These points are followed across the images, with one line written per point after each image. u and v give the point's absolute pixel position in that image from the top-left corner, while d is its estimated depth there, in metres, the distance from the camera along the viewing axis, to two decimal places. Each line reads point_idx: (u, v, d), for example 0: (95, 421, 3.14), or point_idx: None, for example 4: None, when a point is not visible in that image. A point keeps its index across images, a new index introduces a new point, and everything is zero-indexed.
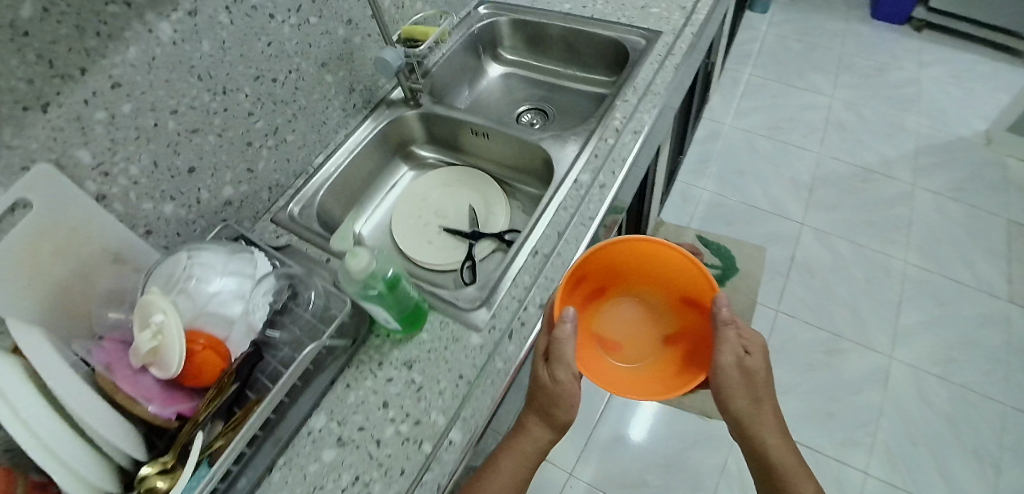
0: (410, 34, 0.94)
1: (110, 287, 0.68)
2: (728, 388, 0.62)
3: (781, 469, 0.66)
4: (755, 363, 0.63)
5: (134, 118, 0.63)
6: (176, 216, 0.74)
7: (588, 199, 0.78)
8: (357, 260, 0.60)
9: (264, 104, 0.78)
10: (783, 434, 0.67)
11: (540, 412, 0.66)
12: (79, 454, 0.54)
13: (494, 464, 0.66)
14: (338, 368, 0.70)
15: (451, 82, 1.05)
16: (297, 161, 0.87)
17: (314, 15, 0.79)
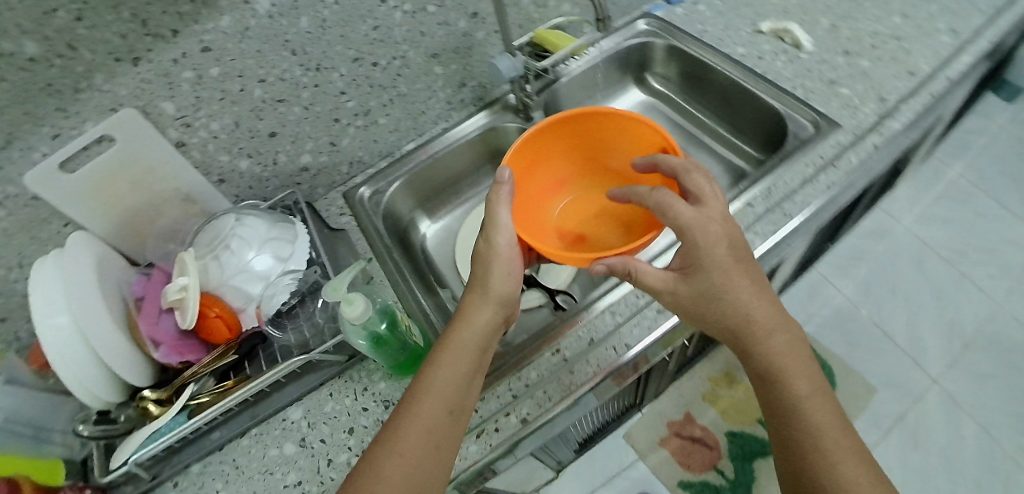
0: (540, 39, 0.84)
1: (177, 219, 0.73)
2: (692, 300, 0.58)
3: (789, 389, 0.57)
4: (724, 252, 0.57)
5: (222, 81, 0.65)
6: (252, 172, 0.76)
7: (637, 323, 0.68)
8: (351, 306, 0.59)
9: (359, 86, 0.76)
10: (787, 344, 0.58)
11: (476, 303, 0.61)
12: (94, 377, 0.63)
13: (429, 364, 0.57)
14: (331, 375, 0.71)
15: (578, 100, 0.93)
16: (385, 143, 0.85)
17: (432, 5, 0.74)
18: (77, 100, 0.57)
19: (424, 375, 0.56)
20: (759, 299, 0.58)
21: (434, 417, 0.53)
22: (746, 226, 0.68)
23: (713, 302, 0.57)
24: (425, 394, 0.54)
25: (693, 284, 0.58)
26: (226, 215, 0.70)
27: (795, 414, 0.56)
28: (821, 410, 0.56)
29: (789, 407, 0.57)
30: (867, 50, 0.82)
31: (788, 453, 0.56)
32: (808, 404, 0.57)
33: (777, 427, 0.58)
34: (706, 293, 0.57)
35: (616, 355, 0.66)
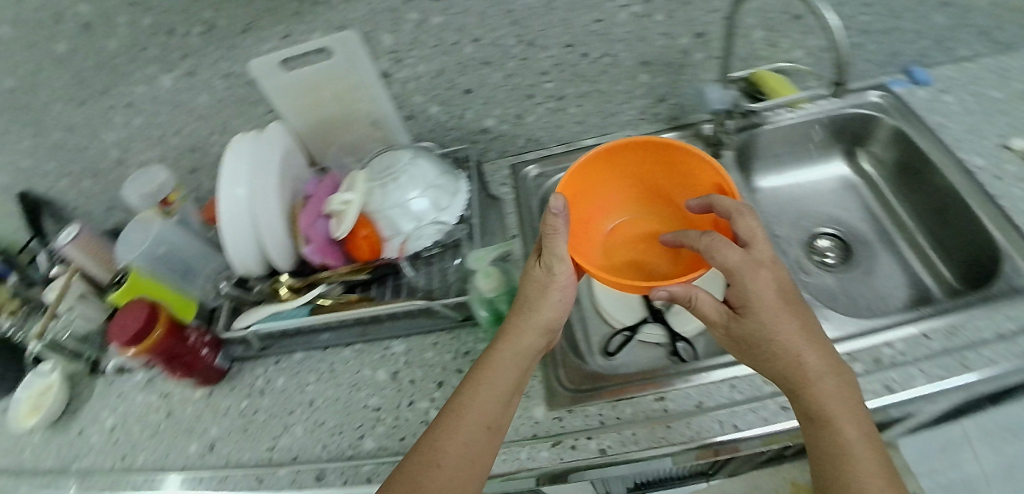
0: (758, 79, 0.80)
1: (360, 139, 0.82)
2: (742, 339, 0.57)
3: (836, 436, 0.53)
4: (775, 298, 0.56)
5: (440, 31, 0.70)
6: (437, 119, 0.80)
7: (753, 409, 0.63)
8: (485, 279, 0.67)
9: (563, 71, 0.76)
10: (838, 390, 0.55)
11: (521, 326, 0.62)
12: (247, 248, 0.71)
13: (468, 383, 0.60)
14: (439, 327, 0.74)
15: (769, 151, 0.89)
16: (567, 131, 0.84)
17: (661, 14, 0.72)
18: (312, 9, 0.67)
19: (463, 394, 0.59)
20: (809, 343, 0.56)
21: (472, 437, 0.56)
22: (913, 359, 0.63)
23: (764, 343, 0.56)
24: (465, 411, 0.58)
25: (746, 323, 0.56)
26: (404, 151, 0.75)
27: (842, 469, 0.53)
28: (870, 464, 0.52)
29: (836, 458, 0.53)
30: None
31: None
32: (855, 458, 0.52)
33: (822, 477, 0.54)
34: (756, 332, 0.56)
35: (717, 430, 0.62)
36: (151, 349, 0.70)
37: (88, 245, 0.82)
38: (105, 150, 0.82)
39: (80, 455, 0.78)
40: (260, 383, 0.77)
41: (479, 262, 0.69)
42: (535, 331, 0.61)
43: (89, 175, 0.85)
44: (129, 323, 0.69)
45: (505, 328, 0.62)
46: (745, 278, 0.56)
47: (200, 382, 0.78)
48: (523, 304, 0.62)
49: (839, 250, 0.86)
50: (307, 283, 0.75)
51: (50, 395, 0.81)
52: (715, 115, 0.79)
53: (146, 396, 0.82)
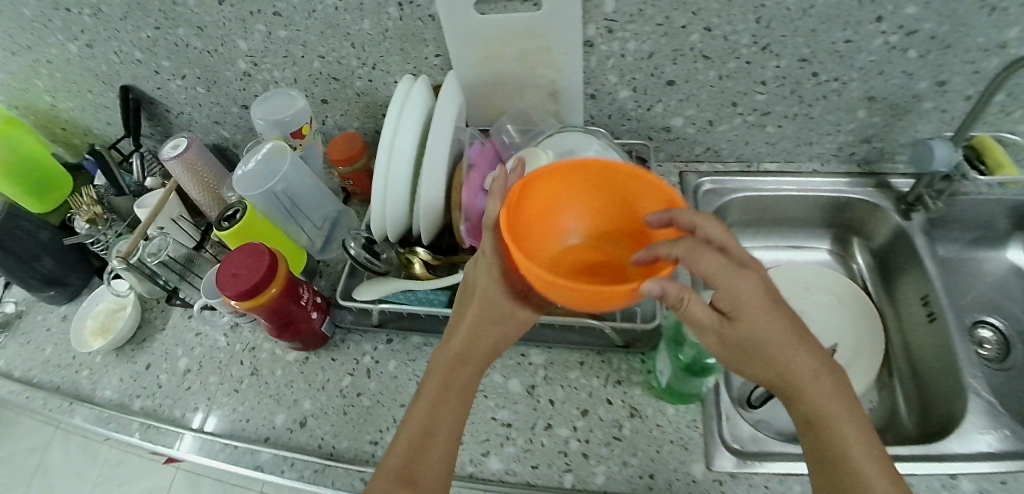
0: (984, 147, 0.65)
1: (527, 109, 0.71)
2: (735, 348, 0.47)
3: (840, 445, 0.46)
4: (757, 296, 0.46)
5: (673, 9, 0.57)
6: (623, 104, 0.70)
7: None
8: None
9: (782, 87, 0.65)
10: (830, 392, 0.48)
11: (479, 338, 0.54)
12: (394, 210, 0.62)
13: (425, 405, 0.54)
14: (589, 345, 0.65)
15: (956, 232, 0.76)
16: (754, 149, 0.75)
17: (916, 50, 0.60)
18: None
19: (421, 416, 0.53)
20: (799, 342, 0.47)
21: (441, 459, 0.52)
22: None
23: (758, 348, 0.46)
24: (429, 433, 0.52)
25: (733, 329, 0.46)
26: (589, 138, 0.65)
27: (853, 486, 0.45)
28: (882, 480, 0.44)
29: (841, 473, 0.45)
30: None
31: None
32: (863, 470, 0.45)
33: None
34: (745, 338, 0.46)
35: None
36: (263, 306, 0.61)
37: (194, 161, 0.72)
38: (236, 59, 0.72)
39: (152, 393, 0.71)
40: (368, 361, 0.68)
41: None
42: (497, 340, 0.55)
43: (206, 82, 0.75)
44: (242, 272, 0.60)
45: (460, 339, 0.55)
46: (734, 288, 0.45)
47: (299, 346, 0.69)
48: (486, 316, 0.54)
49: (998, 341, 0.74)
50: (447, 263, 0.66)
51: (123, 316, 0.76)
52: (923, 176, 0.68)
53: (230, 344, 0.73)
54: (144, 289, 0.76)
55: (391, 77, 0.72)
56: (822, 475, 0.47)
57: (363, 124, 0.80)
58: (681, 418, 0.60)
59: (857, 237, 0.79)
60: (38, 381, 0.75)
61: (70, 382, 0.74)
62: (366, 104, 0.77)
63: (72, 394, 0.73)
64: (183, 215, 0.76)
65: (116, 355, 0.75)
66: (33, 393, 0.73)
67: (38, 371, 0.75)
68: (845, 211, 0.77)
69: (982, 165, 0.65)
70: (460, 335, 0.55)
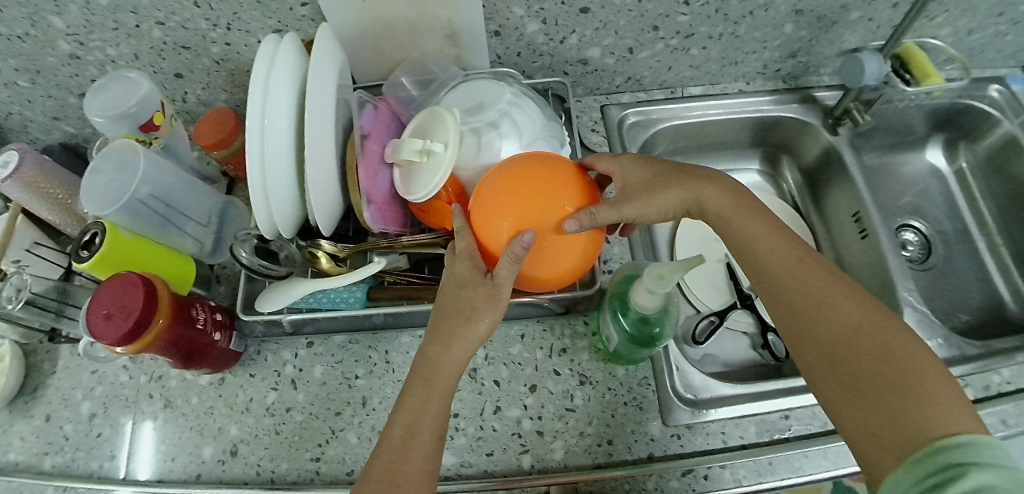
0: (909, 55, 0.60)
1: (423, 58, 0.62)
2: (649, 194, 0.51)
3: (780, 267, 0.47)
4: (647, 165, 0.53)
5: None
6: (532, 39, 0.61)
7: None
8: (649, 296, 0.47)
9: (707, 6, 0.57)
10: (744, 221, 0.50)
11: (461, 315, 0.48)
12: (281, 206, 0.53)
13: (404, 404, 0.47)
14: (528, 316, 0.60)
15: (883, 142, 0.70)
16: (679, 75, 0.68)
17: None
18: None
19: (401, 416, 0.46)
20: (693, 181, 0.51)
21: (426, 458, 0.45)
22: None
23: (660, 189, 0.51)
24: (413, 433, 0.46)
25: (638, 195, 0.50)
26: (498, 86, 0.57)
27: (809, 307, 0.44)
28: (823, 283, 0.45)
29: (790, 286, 0.46)
30: None
31: (833, 369, 0.41)
32: (810, 284, 0.45)
33: (797, 335, 0.45)
34: (651, 201, 0.50)
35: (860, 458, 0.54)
36: (152, 340, 0.53)
37: (35, 178, 0.60)
38: (56, 40, 0.57)
39: (61, 448, 0.63)
40: (291, 371, 0.62)
41: (658, 286, 0.46)
42: (479, 314, 0.47)
43: (27, 72, 0.61)
44: (116, 311, 0.51)
45: (440, 318, 0.49)
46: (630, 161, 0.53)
47: (209, 369, 0.61)
48: (460, 302, 0.48)
49: (921, 245, 0.68)
50: (359, 252, 0.58)
51: (3, 372, 0.65)
52: (850, 90, 0.61)
53: (135, 377, 0.65)
54: (17, 334, 0.65)
55: (252, 37, 0.59)
56: (780, 310, 0.46)
57: (233, 97, 0.67)
58: (632, 377, 0.57)
59: (788, 155, 0.73)
60: None
61: None
62: (232, 72, 0.64)
63: None
64: (43, 241, 0.65)
65: (10, 411, 0.66)
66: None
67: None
68: (774, 129, 0.71)
69: (906, 74, 0.61)
70: (441, 313, 0.49)
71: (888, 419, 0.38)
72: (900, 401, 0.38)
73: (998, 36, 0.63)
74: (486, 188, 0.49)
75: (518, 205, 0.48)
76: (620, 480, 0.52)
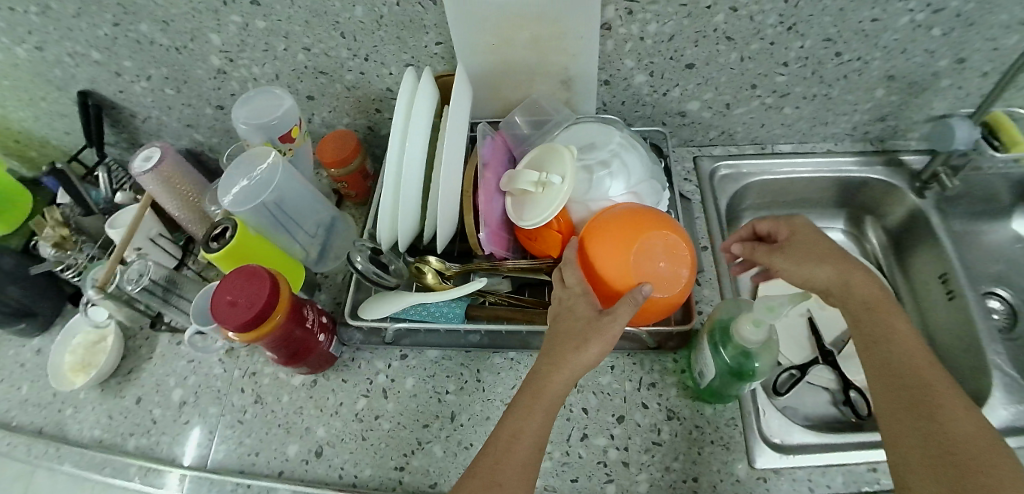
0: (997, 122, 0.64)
1: (536, 99, 0.67)
2: (800, 261, 0.55)
3: (911, 373, 0.49)
4: (817, 237, 0.56)
5: None
6: (637, 90, 0.66)
7: None
8: (753, 328, 0.50)
9: (803, 68, 0.63)
10: (887, 318, 0.52)
11: (573, 340, 0.50)
12: (403, 220, 0.57)
13: (512, 409, 0.49)
14: (619, 348, 0.62)
15: (972, 209, 0.79)
16: (768, 132, 0.72)
17: (939, 30, 0.58)
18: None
19: (508, 421, 0.49)
20: (849, 266, 0.54)
21: (526, 465, 0.47)
22: None
23: (815, 261, 0.55)
24: (516, 438, 0.47)
25: (793, 257, 0.56)
26: (609, 128, 0.61)
27: (923, 406, 0.47)
28: (951, 398, 0.47)
29: (915, 391, 0.48)
30: None
31: (939, 469, 0.43)
32: (931, 388, 0.47)
33: (903, 428, 0.47)
34: (804, 264, 0.55)
35: None
36: (268, 332, 0.56)
37: (170, 174, 0.65)
38: (209, 55, 0.64)
39: (147, 430, 0.66)
40: (383, 380, 0.64)
41: (766, 316, 0.49)
42: (590, 343, 0.49)
43: (174, 82, 0.67)
44: (241, 301, 0.55)
45: (553, 339, 0.51)
46: (797, 229, 0.57)
47: (307, 369, 0.64)
48: (573, 331, 0.50)
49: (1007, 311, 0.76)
50: (463, 271, 0.61)
51: (106, 348, 0.69)
52: (939, 153, 0.67)
53: (229, 371, 0.68)
54: (125, 316, 0.69)
55: (384, 68, 0.65)
56: (895, 401, 0.48)
57: (353, 121, 0.73)
58: (719, 417, 0.58)
59: (871, 216, 0.78)
60: (19, 423, 0.68)
61: (57, 421, 0.68)
62: (356, 98, 0.69)
63: (58, 435, 0.67)
64: (161, 233, 0.70)
65: (103, 389, 0.69)
66: (14, 438, 0.67)
67: (17, 412, 0.69)
68: (860, 190, 0.76)
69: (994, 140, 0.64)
70: (554, 337, 0.51)
71: None
72: None
73: None
74: (605, 223, 0.54)
75: (639, 238, 0.53)
76: None
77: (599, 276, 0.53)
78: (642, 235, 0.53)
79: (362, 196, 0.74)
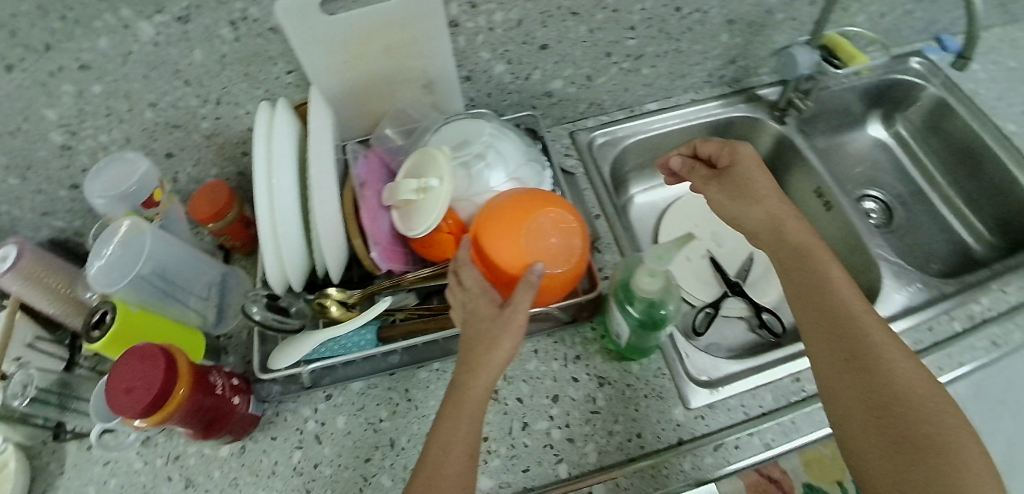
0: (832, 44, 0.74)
1: (405, 108, 0.67)
2: (734, 196, 0.64)
3: (848, 323, 0.52)
4: (758, 177, 0.63)
5: None
6: (500, 80, 0.67)
7: None
8: (650, 280, 0.51)
9: (650, 28, 0.66)
10: (826, 270, 0.56)
11: (483, 343, 0.50)
12: (291, 256, 0.56)
13: (439, 424, 0.49)
14: (537, 331, 0.63)
15: (831, 125, 0.89)
16: (633, 95, 0.75)
17: None
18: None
19: (437, 434, 0.48)
20: (784, 206, 0.61)
21: (460, 475, 0.46)
22: (1003, 314, 0.67)
23: (750, 200, 0.62)
24: (447, 450, 0.47)
25: (726, 191, 0.65)
26: (479, 121, 0.61)
27: (860, 353, 0.50)
28: (885, 345, 0.50)
29: (852, 339, 0.51)
30: None
31: (874, 413, 0.47)
32: (867, 336, 0.51)
33: (841, 377, 0.50)
34: (733, 199, 0.64)
35: None
36: (174, 411, 0.53)
37: (34, 270, 0.61)
38: (48, 133, 0.59)
39: None
40: (313, 426, 0.62)
41: (657, 265, 0.51)
42: (500, 341, 0.50)
43: (17, 169, 0.62)
44: (138, 385, 0.51)
45: (466, 347, 0.51)
46: (742, 170, 0.64)
47: (230, 437, 0.61)
48: (481, 332, 0.51)
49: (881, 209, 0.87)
50: (368, 294, 0.60)
51: (6, 479, 0.62)
52: (789, 82, 0.74)
53: (151, 461, 0.63)
54: (20, 436, 0.63)
55: (240, 108, 0.64)
56: (833, 350, 0.51)
57: (223, 169, 0.70)
58: (647, 370, 0.61)
59: None
60: None
61: None
62: (221, 147, 0.67)
63: None
64: (40, 337, 0.65)
65: None
66: None
67: None
68: (728, 129, 0.80)
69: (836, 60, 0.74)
70: (466, 343, 0.51)
71: (916, 463, 0.44)
72: (928, 453, 0.44)
73: (903, 17, 0.80)
74: (491, 213, 0.54)
75: (525, 220, 0.53)
76: (658, 466, 0.55)
77: (496, 265, 0.53)
78: (529, 216, 0.53)
79: (248, 245, 0.72)
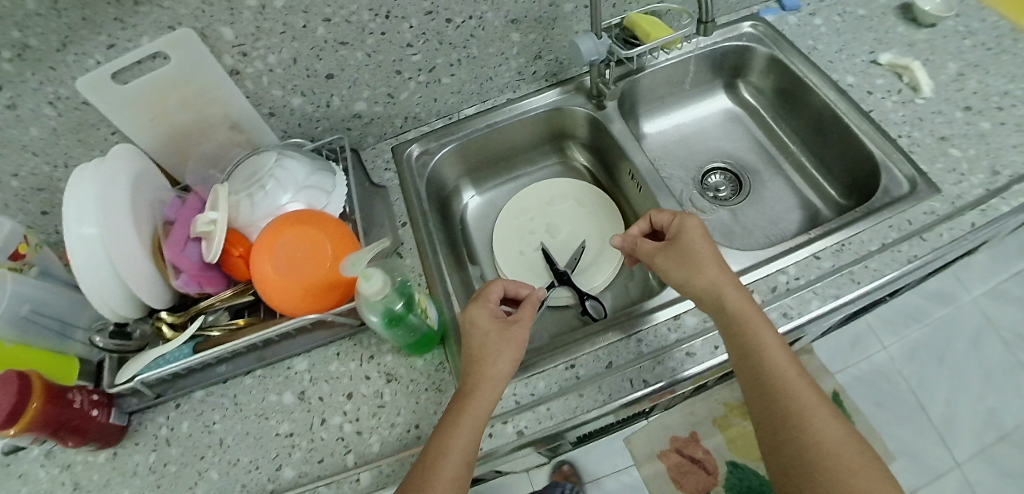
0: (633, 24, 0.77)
1: (223, 147, 0.77)
2: (676, 262, 0.62)
3: (784, 391, 0.53)
4: (701, 244, 0.62)
5: (285, 14, 0.63)
6: (302, 110, 0.75)
7: (663, 360, 0.61)
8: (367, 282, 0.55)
9: (427, 40, 0.72)
10: (763, 333, 0.56)
11: (490, 355, 0.57)
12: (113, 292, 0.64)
13: (438, 432, 0.53)
14: (340, 334, 0.70)
15: (670, 104, 0.91)
16: (445, 103, 0.82)
17: None
18: (133, 12, 0.59)
19: (434, 445, 0.52)
20: (725, 273, 0.60)
21: (454, 478, 0.50)
22: (807, 282, 0.64)
23: (691, 268, 0.60)
24: (443, 451, 0.51)
25: (672, 259, 0.62)
26: (265, 154, 0.69)
27: (793, 419, 0.52)
28: (816, 408, 0.52)
29: (787, 402, 0.53)
30: (994, 111, 0.72)
31: (808, 475, 0.50)
32: (800, 401, 0.53)
33: (785, 438, 0.52)
34: (675, 267, 0.62)
35: (629, 388, 0.59)
36: (30, 422, 0.61)
37: None
38: None
39: None
40: (166, 431, 0.71)
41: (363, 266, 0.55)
42: (503, 352, 0.57)
43: None
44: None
45: (472, 362, 0.57)
46: (690, 236, 0.62)
47: (98, 445, 0.70)
48: (487, 348, 0.57)
49: (730, 181, 0.86)
50: (190, 315, 0.69)
51: None
52: (590, 67, 0.76)
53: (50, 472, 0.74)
54: None
55: None
56: (776, 417, 0.53)
57: None
58: (430, 366, 0.66)
59: (571, 140, 0.88)
60: None
61: None
62: None
63: None
64: None
65: None
66: None
67: None
68: (551, 122, 0.85)
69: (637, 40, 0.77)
70: (472, 359, 0.57)
71: None
72: None
73: None
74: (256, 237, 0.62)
75: (277, 237, 0.60)
76: None
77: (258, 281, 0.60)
78: (280, 233, 0.61)
79: None
